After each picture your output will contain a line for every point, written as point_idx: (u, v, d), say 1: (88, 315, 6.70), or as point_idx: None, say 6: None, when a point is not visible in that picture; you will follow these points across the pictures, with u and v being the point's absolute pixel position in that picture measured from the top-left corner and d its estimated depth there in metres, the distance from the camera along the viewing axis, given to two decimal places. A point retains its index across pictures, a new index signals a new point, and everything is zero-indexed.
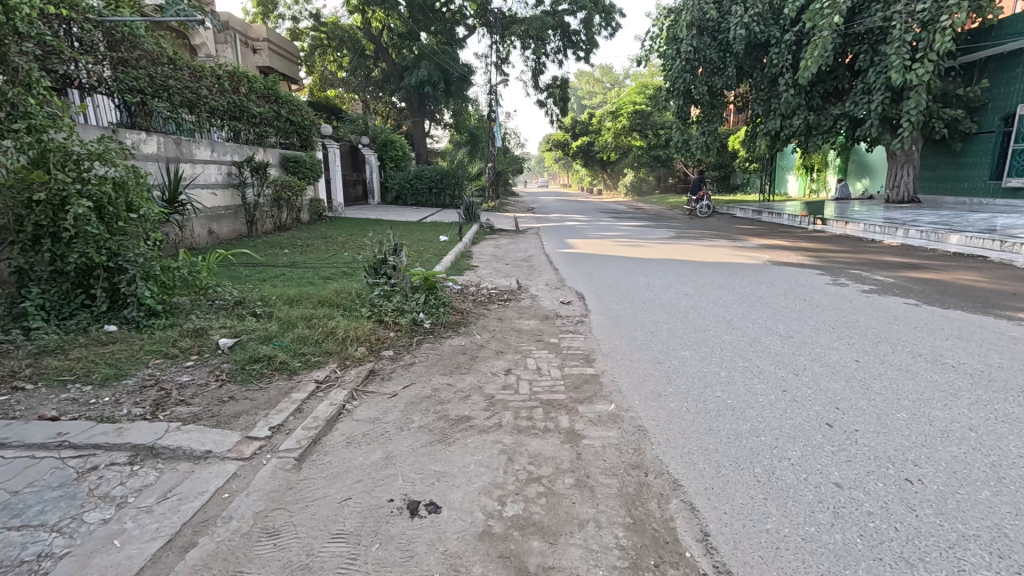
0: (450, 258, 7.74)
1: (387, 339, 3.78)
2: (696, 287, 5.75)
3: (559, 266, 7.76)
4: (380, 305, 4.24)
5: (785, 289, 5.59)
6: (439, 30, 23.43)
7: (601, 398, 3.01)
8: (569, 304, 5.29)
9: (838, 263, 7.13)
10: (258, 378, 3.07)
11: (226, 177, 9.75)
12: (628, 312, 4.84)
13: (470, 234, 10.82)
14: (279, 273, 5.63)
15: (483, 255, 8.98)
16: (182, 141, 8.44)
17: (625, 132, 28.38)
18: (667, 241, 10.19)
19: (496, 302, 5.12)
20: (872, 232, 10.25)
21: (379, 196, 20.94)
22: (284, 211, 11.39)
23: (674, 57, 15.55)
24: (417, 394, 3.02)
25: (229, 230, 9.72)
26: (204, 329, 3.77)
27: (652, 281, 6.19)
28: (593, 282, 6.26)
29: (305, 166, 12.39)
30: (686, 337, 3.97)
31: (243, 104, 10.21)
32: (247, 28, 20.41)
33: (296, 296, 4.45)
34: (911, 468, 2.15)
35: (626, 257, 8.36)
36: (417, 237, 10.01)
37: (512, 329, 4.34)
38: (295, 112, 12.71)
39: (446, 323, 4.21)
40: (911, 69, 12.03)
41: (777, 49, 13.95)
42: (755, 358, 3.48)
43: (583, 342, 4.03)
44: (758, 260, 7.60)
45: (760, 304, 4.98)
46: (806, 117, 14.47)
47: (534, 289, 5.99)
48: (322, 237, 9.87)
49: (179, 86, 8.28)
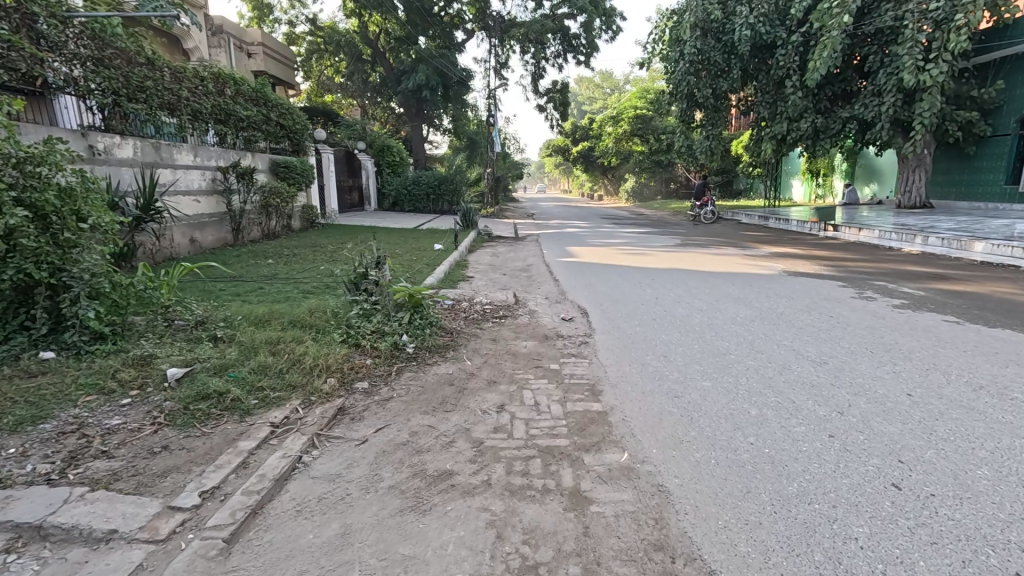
0: (443, 268, 7.29)
1: (363, 367, 3.29)
2: (709, 301, 5.28)
3: (560, 276, 7.30)
4: (357, 326, 3.75)
5: (807, 303, 5.11)
6: (438, 34, 23.16)
7: (610, 445, 2.52)
8: (572, 321, 4.81)
9: (858, 274, 6.66)
10: (202, 421, 2.58)
11: (211, 183, 9.31)
12: (637, 330, 4.36)
13: (467, 242, 10.39)
14: (254, 288, 5.16)
15: (479, 265, 8.52)
16: (161, 145, 8.03)
17: (626, 137, 28.04)
18: (672, 248, 9.74)
19: (490, 319, 4.65)
20: (889, 239, 9.78)
21: (376, 202, 20.55)
22: (273, 218, 10.95)
23: (677, 60, 15.10)
24: (390, 440, 2.53)
25: (213, 238, 9.28)
26: (153, 357, 3.28)
27: (661, 294, 5.71)
28: (598, 296, 5.78)
29: (296, 171, 11.97)
30: (704, 364, 3.48)
31: (229, 106, 9.76)
32: (241, 32, 20.07)
33: (264, 317, 3.96)
34: (1020, 557, 1.66)
35: (631, 266, 7.91)
36: (410, 245, 9.56)
37: (507, 352, 3.86)
38: (286, 116, 12.29)
39: (432, 346, 3.73)
40: (925, 70, 11.60)
41: (783, 50, 13.52)
42: (787, 391, 2.99)
43: (587, 369, 3.54)
44: (772, 269, 7.13)
45: (782, 321, 4.50)
46: (814, 121, 14.04)
47: (532, 303, 5.52)
48: (311, 246, 9.41)
49: (157, 88, 7.82)
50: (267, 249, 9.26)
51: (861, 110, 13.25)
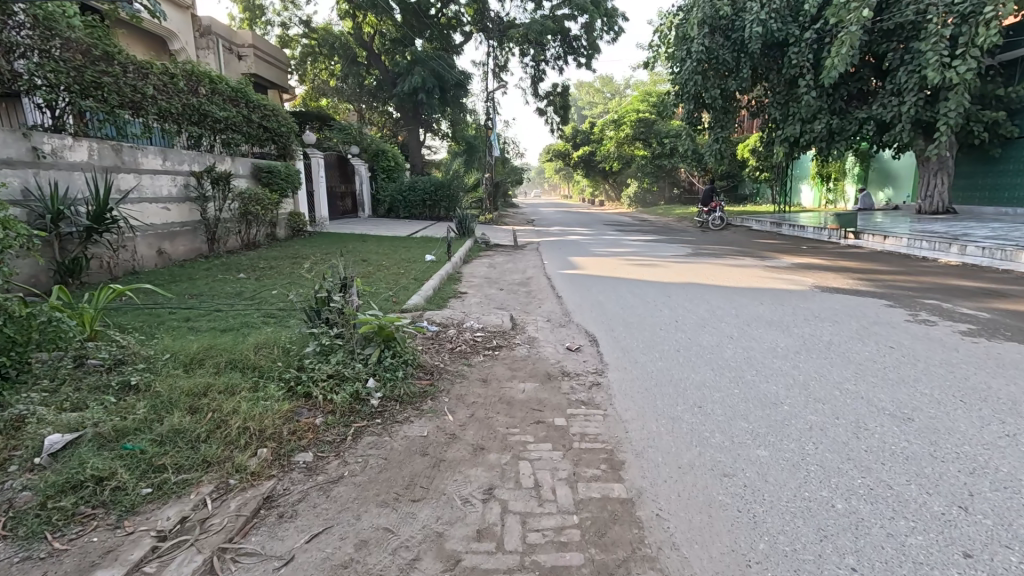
0: (432, 283, 6.53)
1: (310, 430, 2.52)
2: (738, 326, 4.52)
3: (563, 292, 6.54)
4: (310, 369, 2.98)
5: (854, 328, 4.34)
6: (434, 37, 22.52)
7: (642, 564, 1.75)
8: (579, 352, 4.03)
9: (901, 289, 5.89)
10: (57, 531, 1.80)
11: (183, 189, 8.57)
12: (658, 366, 3.59)
13: (462, 252, 9.65)
14: (203, 318, 4.37)
15: (474, 278, 7.78)
16: (122, 147, 7.30)
17: (628, 141, 27.34)
18: (683, 259, 8.98)
19: (482, 352, 3.88)
20: (917, 248, 9.01)
21: (370, 209, 19.85)
22: (254, 227, 10.23)
23: (684, 59, 14.36)
24: (325, 560, 1.76)
25: (184, 249, 8.52)
26: (33, 416, 2.48)
27: (680, 317, 4.94)
28: (607, 318, 5.01)
29: (279, 176, 11.23)
30: (752, 419, 2.72)
31: (204, 107, 9.00)
32: (231, 33, 19.36)
33: (199, 354, 3.19)
34: None
35: (641, 280, 7.14)
36: (400, 256, 8.81)
37: (502, 399, 3.09)
38: (271, 118, 11.56)
39: (404, 393, 2.96)
40: (951, 67, 10.85)
41: (795, 48, 12.81)
42: (876, 469, 2.22)
43: (603, 426, 2.76)
44: (802, 284, 6.37)
45: (832, 352, 3.73)
46: (828, 122, 13.30)
47: (531, 327, 4.75)
48: (291, 257, 8.69)
49: (117, 85, 7.08)
50: (243, 260, 8.51)
51: (879, 111, 12.53)
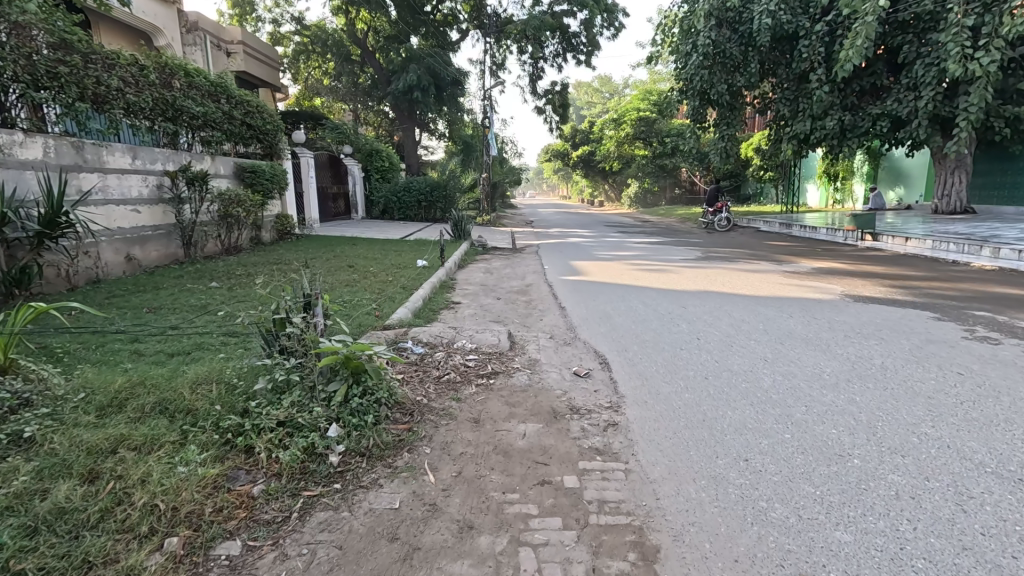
0: (422, 293, 5.92)
1: (243, 505, 1.91)
2: (769, 345, 3.91)
3: (566, 302, 5.95)
4: (256, 414, 2.37)
5: (906, 348, 3.73)
6: (429, 34, 21.94)
7: None
8: (589, 379, 3.43)
9: (943, 299, 5.30)
10: None
11: (155, 190, 7.98)
12: (684, 401, 2.98)
13: (456, 256, 9.05)
14: (151, 342, 3.73)
15: (469, 285, 7.19)
16: (84, 145, 6.70)
17: (628, 141, 26.67)
18: (694, 263, 8.39)
19: (474, 382, 3.26)
20: (944, 250, 8.43)
21: (363, 211, 19.23)
22: (236, 231, 9.62)
23: (689, 54, 13.75)
24: None
25: (156, 255, 7.92)
26: None
27: (702, 333, 4.34)
28: (618, 335, 4.39)
29: (264, 176, 10.64)
30: (819, 482, 2.11)
31: (179, 101, 8.40)
32: (220, 29, 18.74)
33: (123, 393, 2.56)
34: None
35: (651, 287, 6.55)
36: (390, 261, 8.22)
37: (498, 449, 2.48)
38: (257, 115, 10.96)
39: (372, 443, 2.35)
40: (972, 59, 10.27)
41: (806, 41, 12.26)
42: (1012, 569, 1.62)
43: (627, 491, 2.15)
44: (830, 292, 5.78)
45: (889, 381, 3.14)
46: (840, 119, 12.72)
47: (532, 346, 4.13)
48: (273, 263, 8.10)
49: (78, 76, 6.47)
50: (221, 266, 7.92)
51: (894, 106, 11.97)
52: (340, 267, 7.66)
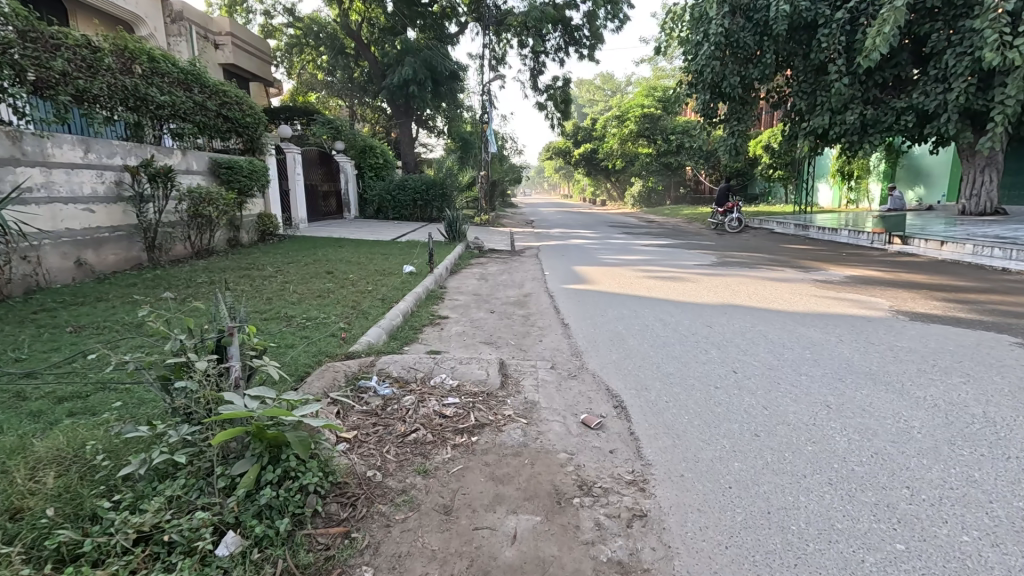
0: (402, 307, 5.13)
1: None
2: (826, 384, 3.11)
3: (570, 317, 5.16)
4: (107, 522, 1.58)
5: (1005, 389, 2.92)
6: (427, 26, 21.09)
7: None
8: (603, 436, 2.64)
9: (1015, 317, 4.50)
10: None
11: (113, 188, 7.20)
12: (735, 478, 2.18)
13: (447, 260, 8.27)
14: (38, 380, 2.92)
15: (460, 295, 6.41)
16: (21, 136, 5.91)
17: (632, 138, 25.47)
18: (710, 270, 7.58)
19: (449, 442, 2.45)
20: (986, 256, 7.60)
21: (356, 210, 18.44)
22: (208, 233, 8.84)
23: (699, 43, 12.93)
24: None
25: (113, 259, 7.13)
26: None
27: (737, 363, 3.53)
28: (634, 367, 3.57)
29: (241, 173, 9.86)
30: None
31: (143, 89, 7.60)
32: (207, 20, 17.94)
33: None
34: None
35: (665, 299, 5.75)
36: (372, 267, 7.45)
37: (475, 568, 1.68)
38: (236, 107, 10.14)
39: (279, 571, 1.59)
40: (1012, 47, 9.45)
41: (826, 29, 11.40)
42: None
43: None
44: (876, 307, 4.96)
45: (1006, 443, 2.34)
46: (862, 113, 11.86)
47: (529, 382, 3.32)
48: (244, 269, 7.32)
49: (12, 57, 5.69)
50: (187, 271, 7.13)
51: (921, 99, 11.14)
52: (316, 273, 6.87)
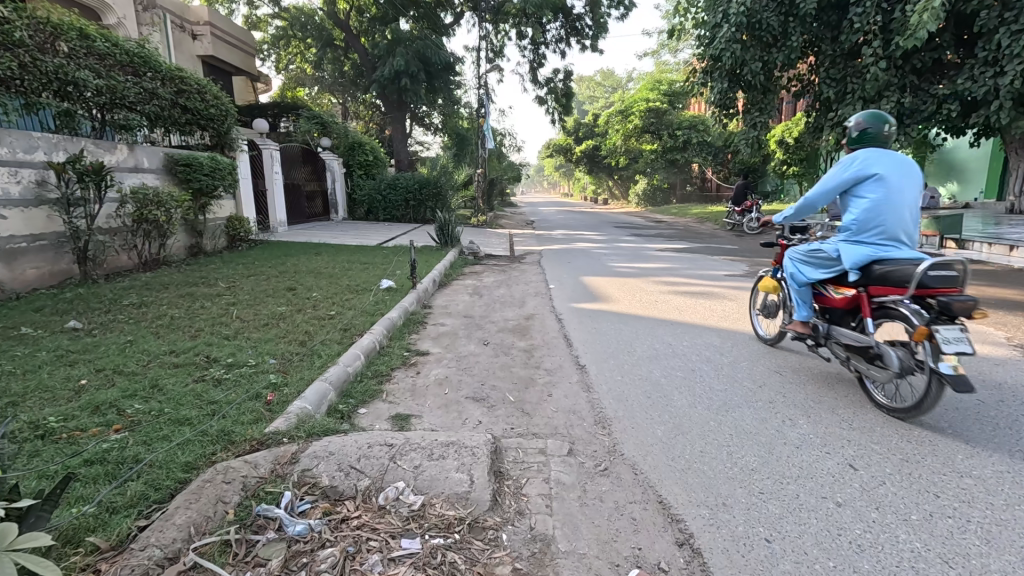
0: (368, 341, 3.93)
1: None
2: (1016, 500, 1.94)
3: (585, 353, 3.96)
4: None
5: None
6: (421, 16, 19.87)
7: None
8: None
9: None
10: None
11: (34, 189, 6.02)
12: None
13: (435, 272, 7.06)
14: None
15: (448, 318, 5.21)
16: None
17: (636, 134, 24.27)
18: (745, 282, 6.39)
19: None
20: None
21: (344, 211, 17.26)
22: (157, 240, 7.62)
23: (718, 25, 11.71)
24: None
25: (33, 274, 5.96)
26: None
27: (852, 450, 2.33)
28: (694, 454, 2.38)
29: (202, 171, 8.58)
30: None
31: (72, 72, 6.39)
32: (183, 9, 16.69)
33: None
34: None
35: (706, 325, 4.53)
36: (344, 282, 6.24)
37: None
38: (199, 96, 8.85)
39: None
40: None
41: (859, 7, 10.16)
42: None
43: None
44: (994, 342, 3.75)
45: None
46: (899, 101, 10.48)
47: (535, 490, 2.13)
48: (190, 285, 6.13)
49: None
50: (119, 288, 5.93)
51: (967, 85, 9.84)
52: (273, 291, 5.67)
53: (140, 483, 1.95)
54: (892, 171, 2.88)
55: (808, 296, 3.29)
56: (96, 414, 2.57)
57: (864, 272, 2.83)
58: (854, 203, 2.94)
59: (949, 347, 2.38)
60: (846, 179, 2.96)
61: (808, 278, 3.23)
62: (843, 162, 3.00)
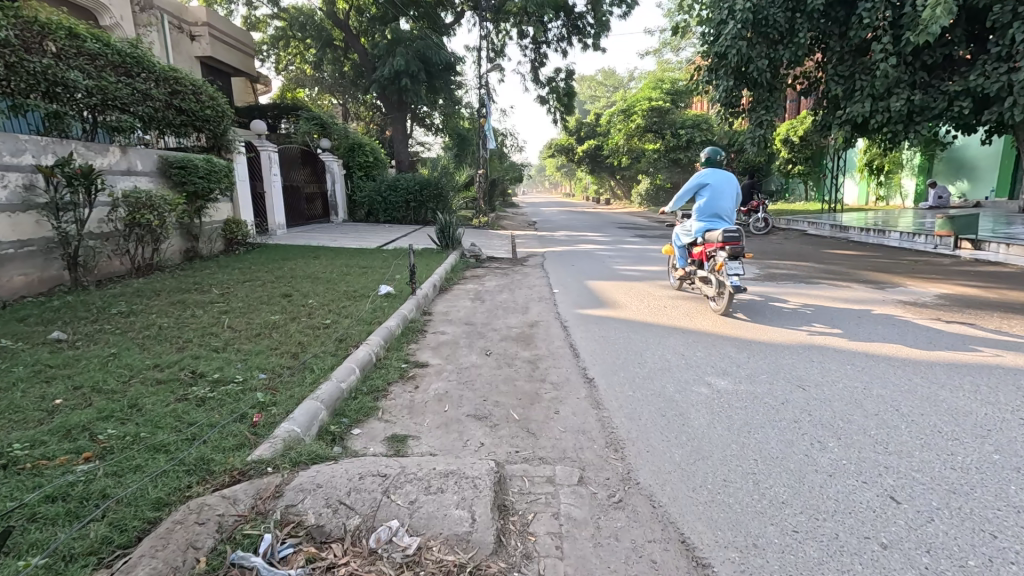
0: (364, 354, 3.72)
1: None
2: None
3: (593, 365, 3.74)
4: None
5: None
6: (421, 15, 19.67)
7: None
8: None
9: None
10: None
11: (21, 194, 5.82)
12: None
13: (435, 277, 6.85)
14: None
15: (449, 325, 5.00)
16: None
17: (639, 133, 24.04)
18: (756, 286, 6.17)
19: None
20: None
21: (345, 213, 17.08)
22: (150, 245, 7.42)
23: (723, 22, 11.49)
24: None
25: (20, 281, 5.78)
26: None
27: (893, 480, 2.12)
28: (717, 483, 2.17)
29: (198, 173, 8.37)
30: None
31: (60, 72, 6.19)
32: (182, 10, 16.49)
33: None
34: None
35: (719, 333, 4.32)
36: (341, 287, 6.04)
37: None
38: (194, 97, 8.65)
39: None
40: None
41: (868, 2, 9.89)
42: None
43: None
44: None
45: None
46: (909, 98, 10.06)
47: (542, 528, 1.93)
48: (182, 291, 5.93)
49: None
50: (108, 296, 5.74)
51: (979, 81, 9.34)
52: (268, 298, 5.47)
53: (102, 526, 1.75)
54: (718, 180, 5.27)
55: (685, 254, 5.67)
56: (66, 439, 2.37)
57: (703, 237, 5.24)
58: (698, 199, 5.33)
59: (729, 273, 4.74)
60: (693, 186, 5.33)
61: (682, 244, 5.65)
62: (694, 176, 5.37)
